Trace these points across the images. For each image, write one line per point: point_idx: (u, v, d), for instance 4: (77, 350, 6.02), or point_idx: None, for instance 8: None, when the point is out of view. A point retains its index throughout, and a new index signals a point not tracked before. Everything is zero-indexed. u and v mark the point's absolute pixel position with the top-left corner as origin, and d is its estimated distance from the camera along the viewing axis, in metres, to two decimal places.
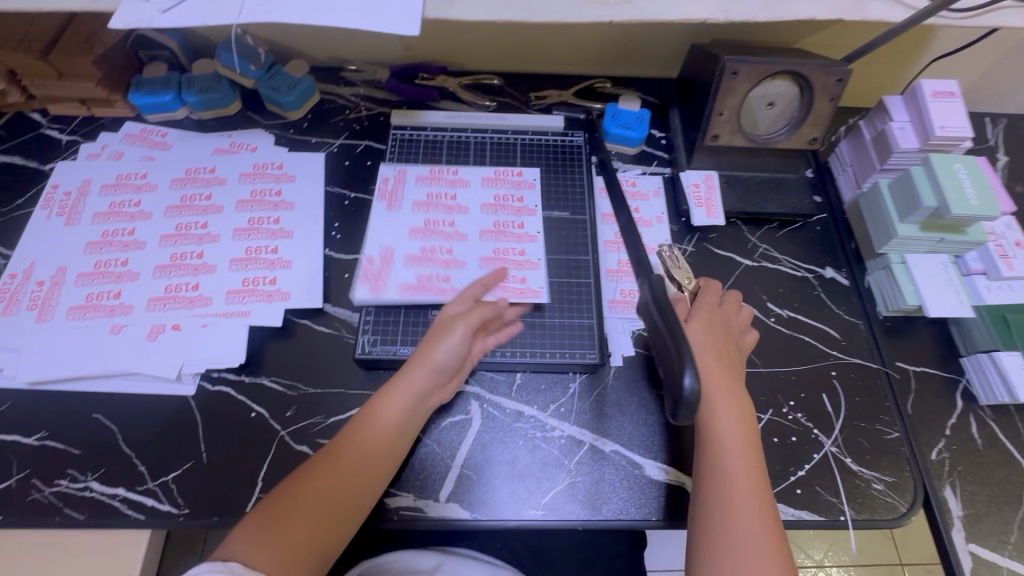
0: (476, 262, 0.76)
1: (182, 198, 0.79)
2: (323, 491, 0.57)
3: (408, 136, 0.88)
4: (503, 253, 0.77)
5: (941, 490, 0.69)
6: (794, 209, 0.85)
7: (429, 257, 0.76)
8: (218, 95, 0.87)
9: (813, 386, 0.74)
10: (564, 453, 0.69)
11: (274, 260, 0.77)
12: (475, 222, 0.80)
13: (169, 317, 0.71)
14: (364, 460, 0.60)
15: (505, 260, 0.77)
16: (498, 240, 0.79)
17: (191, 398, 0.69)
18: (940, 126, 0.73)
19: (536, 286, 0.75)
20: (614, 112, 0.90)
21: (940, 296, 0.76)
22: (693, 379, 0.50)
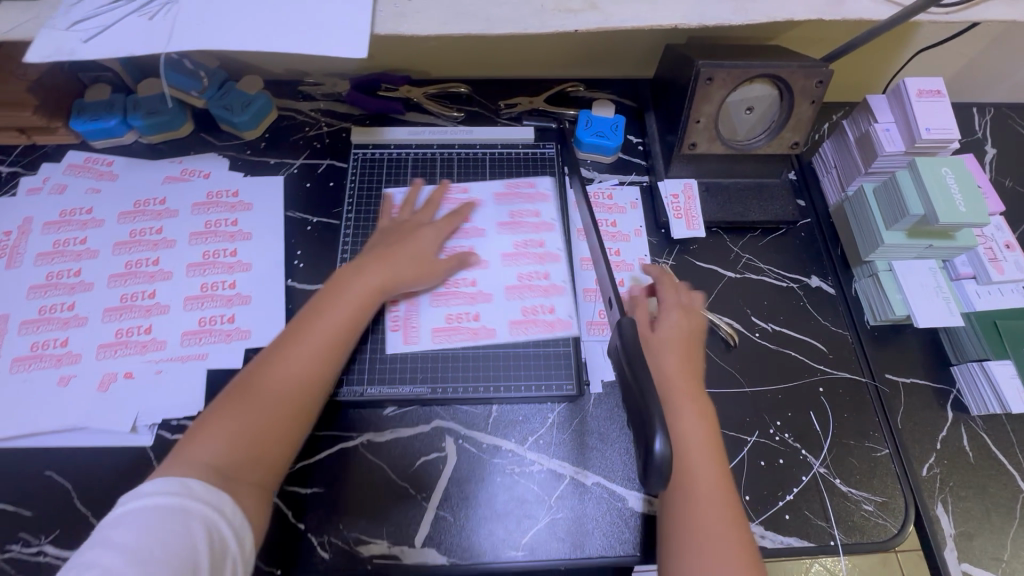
0: (502, 293, 0.74)
1: (131, 233, 0.75)
2: (279, 390, 0.57)
3: (371, 155, 0.84)
4: (528, 279, 0.75)
5: (933, 508, 0.67)
6: (778, 215, 0.82)
7: (455, 293, 0.73)
8: (166, 118, 0.82)
9: (801, 404, 0.72)
10: (544, 488, 0.66)
11: (232, 296, 0.72)
12: (494, 245, 0.77)
13: (122, 364, 0.67)
14: (315, 366, 0.59)
15: (531, 287, 0.74)
16: (520, 264, 0.76)
17: (149, 449, 0.65)
18: (927, 128, 0.70)
19: (566, 317, 0.73)
20: (587, 121, 0.85)
21: (930, 304, 0.72)
22: (664, 444, 0.45)
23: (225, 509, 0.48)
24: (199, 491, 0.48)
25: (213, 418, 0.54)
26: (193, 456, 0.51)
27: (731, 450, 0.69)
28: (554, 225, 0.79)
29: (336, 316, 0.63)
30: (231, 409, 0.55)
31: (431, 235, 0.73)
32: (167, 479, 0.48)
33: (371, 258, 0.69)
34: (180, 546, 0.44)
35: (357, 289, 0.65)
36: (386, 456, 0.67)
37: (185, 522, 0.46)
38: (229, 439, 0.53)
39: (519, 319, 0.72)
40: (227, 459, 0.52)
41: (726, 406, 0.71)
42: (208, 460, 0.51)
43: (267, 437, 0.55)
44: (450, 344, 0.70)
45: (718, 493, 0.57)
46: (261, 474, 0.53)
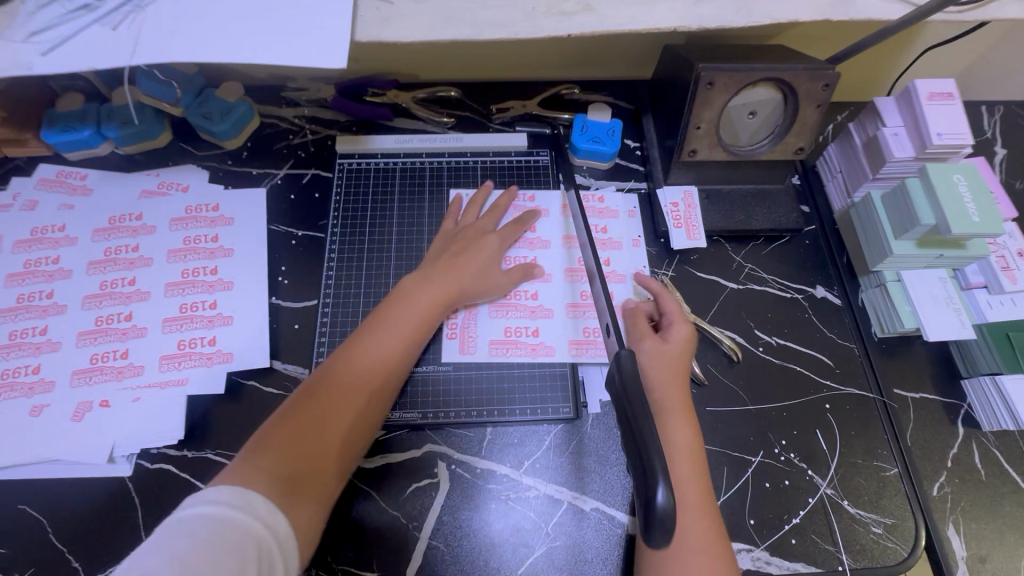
0: (563, 309, 0.73)
1: (106, 251, 0.71)
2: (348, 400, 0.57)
3: (356, 165, 0.81)
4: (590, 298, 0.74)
5: (944, 529, 0.64)
6: (781, 223, 0.79)
7: (514, 305, 0.73)
8: (142, 128, 0.78)
9: (806, 422, 0.69)
10: (541, 515, 0.63)
11: (212, 317, 0.69)
12: (558, 259, 0.77)
13: (97, 392, 0.64)
14: (382, 379, 0.60)
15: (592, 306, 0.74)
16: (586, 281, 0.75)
17: (129, 479, 0.63)
18: (938, 134, 0.67)
19: None
20: (582, 125, 0.82)
21: (940, 317, 0.70)
22: (666, 495, 0.40)
23: (283, 527, 0.48)
24: (260, 506, 0.48)
25: (287, 420, 0.55)
26: (268, 458, 0.51)
27: (734, 471, 0.66)
28: (621, 242, 0.78)
29: (405, 329, 0.63)
30: (305, 414, 0.55)
31: (496, 244, 0.73)
32: (225, 491, 0.47)
33: (436, 268, 0.69)
34: (226, 557, 0.43)
35: (424, 303, 0.66)
36: (376, 483, 0.64)
37: (234, 534, 0.45)
38: (301, 447, 0.53)
39: (580, 339, 0.72)
40: (298, 466, 0.52)
41: (729, 426, 0.69)
42: (278, 464, 0.51)
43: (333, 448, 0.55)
44: (507, 358, 0.70)
45: (704, 508, 0.56)
46: (324, 483, 0.54)
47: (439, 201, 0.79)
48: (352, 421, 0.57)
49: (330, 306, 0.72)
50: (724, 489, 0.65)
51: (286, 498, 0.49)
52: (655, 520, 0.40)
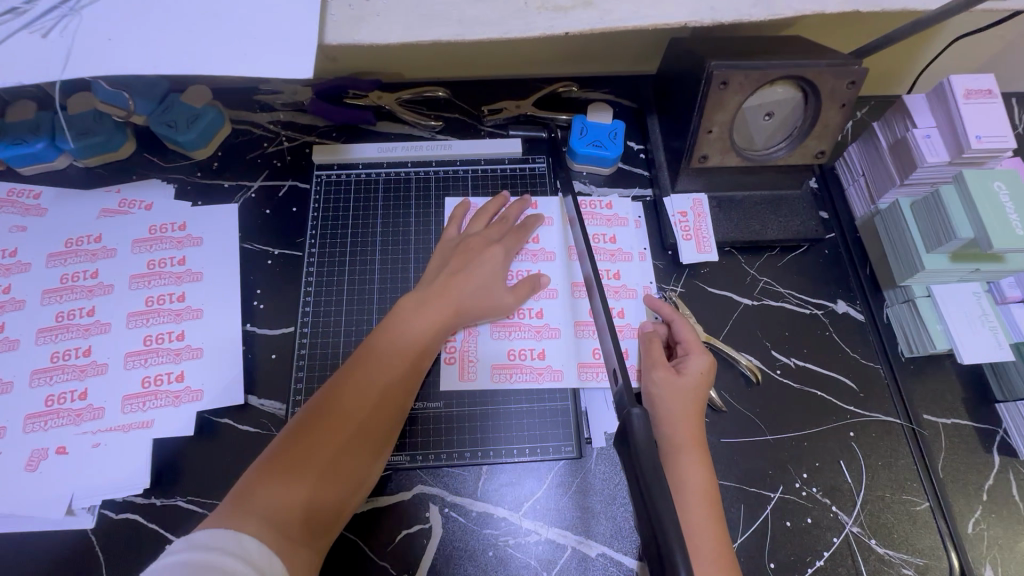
0: (570, 328, 0.67)
1: (63, 278, 0.66)
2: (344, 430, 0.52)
3: (336, 177, 0.74)
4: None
5: (980, 570, 0.59)
6: (799, 233, 0.72)
7: (518, 325, 0.67)
8: (102, 139, 0.71)
9: (829, 453, 0.64)
10: (542, 563, 0.58)
11: (180, 349, 0.64)
12: (565, 272, 0.70)
13: (53, 438, 0.59)
14: (380, 406, 0.55)
15: None
16: None
17: (91, 532, 0.57)
18: (976, 136, 0.61)
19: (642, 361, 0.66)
20: (582, 128, 0.75)
21: (975, 336, 0.64)
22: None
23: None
24: (257, 549, 0.43)
25: (277, 461, 0.49)
26: (256, 506, 0.46)
27: (753, 509, 0.61)
28: (632, 254, 0.72)
29: (403, 356, 0.58)
30: (296, 454, 0.50)
31: (501, 256, 0.66)
32: (221, 532, 0.43)
33: (435, 287, 0.62)
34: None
35: (422, 327, 0.60)
36: (364, 530, 0.59)
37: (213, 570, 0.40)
38: (294, 491, 0.48)
39: (591, 362, 0.66)
40: (290, 514, 0.47)
41: (745, 458, 0.63)
42: (268, 513, 0.46)
43: (328, 491, 0.50)
44: (510, 384, 0.65)
45: (721, 559, 0.50)
46: (321, 527, 0.49)
47: (427, 216, 0.73)
48: (349, 461, 0.52)
49: (308, 333, 0.66)
50: (741, 530, 0.60)
51: (280, 549, 0.45)
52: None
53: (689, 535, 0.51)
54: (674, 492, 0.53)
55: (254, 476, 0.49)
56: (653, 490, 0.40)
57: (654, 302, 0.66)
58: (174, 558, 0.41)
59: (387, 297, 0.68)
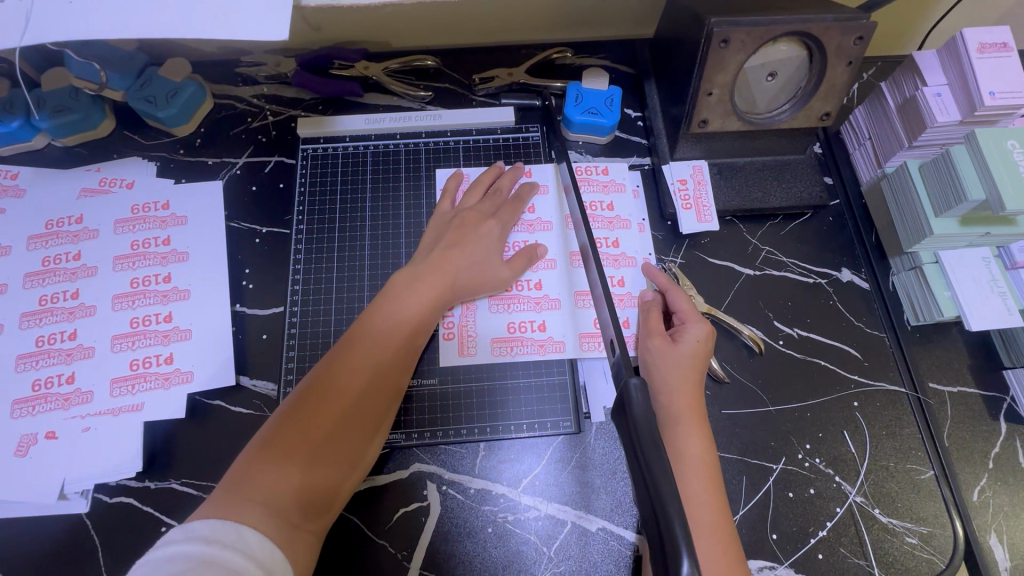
0: (570, 299, 0.66)
1: (44, 261, 0.64)
2: (338, 411, 0.51)
3: (322, 151, 0.72)
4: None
5: (985, 537, 0.59)
6: (802, 199, 0.70)
7: (517, 297, 0.65)
8: (78, 117, 0.68)
9: (833, 424, 0.63)
10: (543, 538, 0.57)
11: (168, 331, 0.62)
12: (563, 242, 0.68)
13: (42, 423, 0.58)
14: (377, 387, 0.54)
15: None
16: None
17: (86, 516, 0.56)
18: (989, 93, 0.59)
19: None
20: (577, 95, 0.72)
21: (983, 303, 0.62)
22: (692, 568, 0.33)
23: (281, 566, 0.43)
24: (258, 544, 0.43)
25: (271, 448, 0.48)
26: (253, 494, 0.46)
27: (755, 481, 0.60)
28: (631, 222, 0.70)
29: (398, 336, 0.56)
30: (292, 438, 0.49)
31: (497, 232, 0.64)
32: (220, 523, 0.43)
33: (429, 260, 0.61)
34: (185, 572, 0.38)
35: (417, 306, 0.58)
36: (362, 509, 0.58)
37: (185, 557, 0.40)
38: (290, 479, 0.47)
39: (592, 332, 0.64)
40: (288, 499, 0.47)
41: (746, 430, 0.62)
42: (266, 499, 0.46)
43: (326, 475, 0.49)
44: (511, 357, 0.63)
45: (719, 531, 0.50)
46: (317, 509, 0.49)
47: (418, 189, 0.70)
48: (347, 444, 0.51)
49: (298, 313, 0.65)
50: (743, 503, 0.59)
51: (281, 537, 0.44)
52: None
53: (688, 509, 0.50)
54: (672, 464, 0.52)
55: (248, 460, 0.48)
56: (652, 463, 0.38)
57: (653, 270, 0.64)
58: (172, 550, 0.40)
59: (378, 273, 0.67)
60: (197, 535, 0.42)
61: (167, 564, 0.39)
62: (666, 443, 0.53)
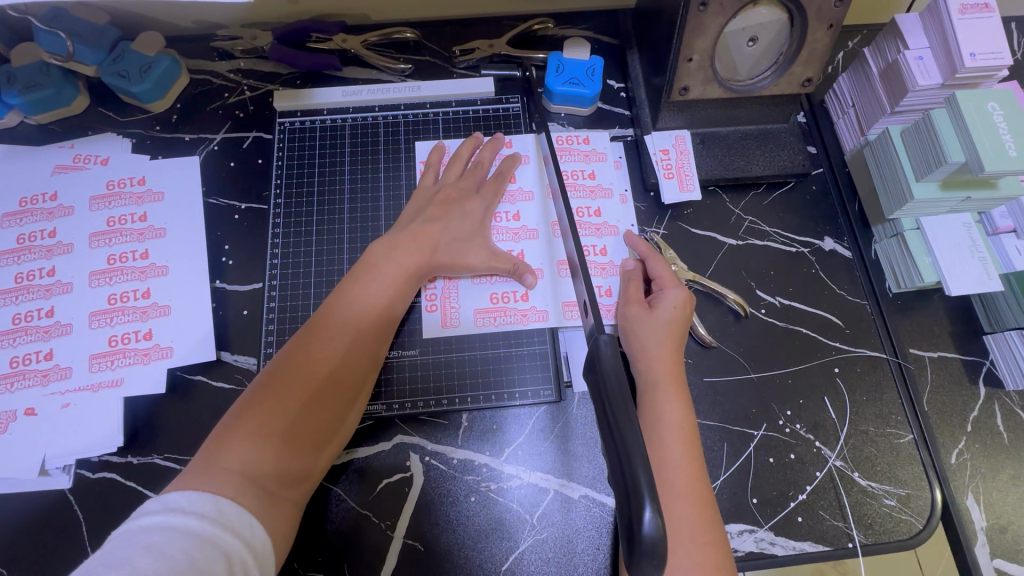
0: (553, 269, 0.65)
1: (19, 238, 0.63)
2: (313, 384, 0.51)
3: (300, 124, 0.71)
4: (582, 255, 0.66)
5: (963, 498, 0.60)
6: (785, 168, 0.69)
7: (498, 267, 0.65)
8: (50, 92, 0.67)
9: (814, 390, 0.63)
10: (527, 505, 0.58)
11: (146, 308, 0.62)
12: (546, 213, 0.68)
13: (21, 400, 0.58)
14: (352, 361, 0.54)
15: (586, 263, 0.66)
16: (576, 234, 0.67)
17: (69, 491, 0.56)
18: (970, 54, 0.59)
19: None
20: (558, 65, 0.71)
21: (964, 267, 0.62)
22: (654, 514, 0.35)
23: (258, 534, 0.44)
24: (235, 514, 0.43)
25: (246, 419, 0.48)
26: (229, 463, 0.46)
27: (736, 447, 0.60)
28: (612, 190, 0.69)
29: (375, 307, 0.56)
30: (270, 407, 0.49)
31: (482, 211, 0.64)
32: (199, 494, 0.43)
33: (409, 232, 0.60)
34: (162, 547, 0.39)
35: (394, 278, 0.58)
36: (347, 480, 0.58)
37: (162, 531, 0.40)
38: (267, 447, 0.47)
39: (573, 300, 0.64)
40: (265, 466, 0.47)
41: (727, 398, 0.62)
42: (243, 467, 0.46)
43: (302, 445, 0.50)
44: (495, 327, 0.63)
45: (696, 495, 0.49)
46: (295, 478, 0.49)
47: (397, 162, 0.70)
48: (324, 414, 0.51)
49: (277, 289, 0.64)
50: (724, 469, 0.60)
51: (258, 507, 0.45)
52: (641, 548, 0.35)
53: (666, 474, 0.50)
54: (651, 430, 0.52)
55: (225, 428, 0.48)
56: (618, 416, 0.39)
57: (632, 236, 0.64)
58: (150, 521, 0.40)
59: (358, 246, 0.66)
60: (174, 506, 0.42)
61: (144, 536, 0.39)
62: (646, 409, 0.54)
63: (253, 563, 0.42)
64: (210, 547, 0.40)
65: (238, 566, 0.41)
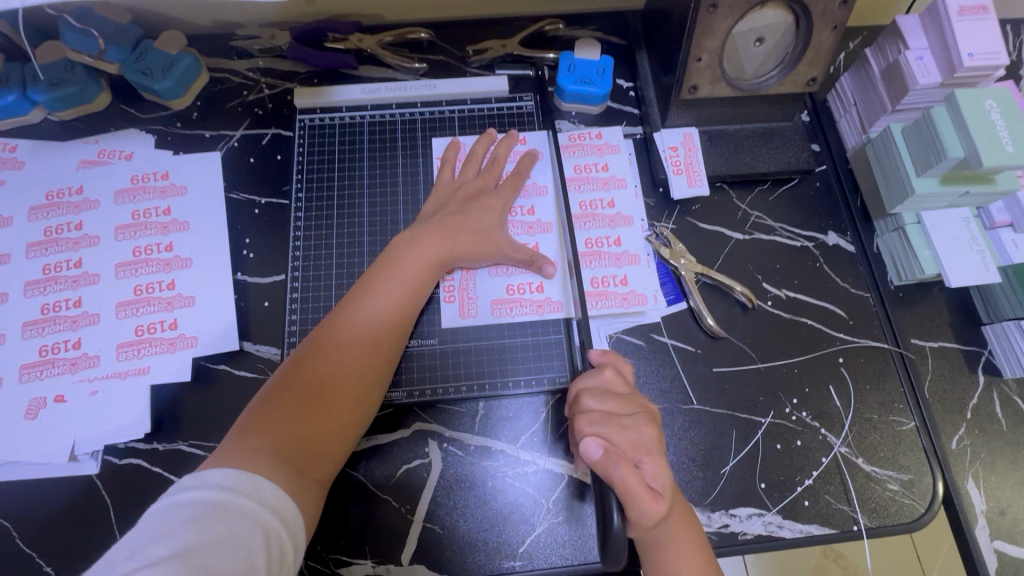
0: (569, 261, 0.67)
1: (46, 231, 0.65)
2: (337, 371, 0.53)
3: (319, 121, 0.73)
4: (597, 246, 0.69)
5: (963, 483, 0.62)
6: (790, 164, 0.71)
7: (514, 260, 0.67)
8: (75, 90, 0.69)
9: (819, 379, 0.65)
10: (541, 490, 0.60)
11: (171, 298, 0.63)
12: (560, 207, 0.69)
13: (50, 387, 0.59)
14: (377, 348, 0.56)
15: (601, 254, 0.68)
16: (589, 227, 0.69)
17: (97, 477, 0.58)
18: (968, 54, 0.61)
19: (640, 289, 0.67)
20: (570, 64, 0.73)
21: (963, 260, 0.64)
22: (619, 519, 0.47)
23: (292, 511, 0.46)
24: (270, 491, 0.45)
25: (274, 404, 0.50)
26: (259, 445, 0.48)
27: (744, 434, 0.62)
28: (624, 184, 0.71)
29: (396, 298, 0.58)
30: (297, 393, 0.51)
31: (500, 206, 0.66)
32: (234, 472, 0.44)
33: (431, 224, 0.62)
34: (203, 523, 0.40)
35: (414, 269, 0.60)
36: (368, 465, 0.60)
37: (201, 508, 0.41)
38: (295, 431, 0.49)
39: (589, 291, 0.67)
40: (293, 450, 0.49)
41: (735, 386, 0.64)
42: (273, 449, 0.48)
43: (329, 431, 0.51)
44: (511, 318, 0.65)
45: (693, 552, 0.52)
46: (323, 462, 0.51)
47: (415, 158, 0.72)
48: (349, 400, 0.53)
49: (299, 281, 0.66)
50: (732, 455, 0.62)
51: (291, 486, 0.47)
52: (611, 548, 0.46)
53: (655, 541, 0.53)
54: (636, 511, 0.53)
55: (254, 415, 0.50)
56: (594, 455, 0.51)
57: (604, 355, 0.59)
58: (190, 495, 0.42)
59: (377, 238, 0.68)
60: (211, 483, 0.43)
61: (184, 512, 0.41)
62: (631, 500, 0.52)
63: (288, 539, 0.44)
64: (249, 523, 0.42)
65: (275, 541, 0.43)
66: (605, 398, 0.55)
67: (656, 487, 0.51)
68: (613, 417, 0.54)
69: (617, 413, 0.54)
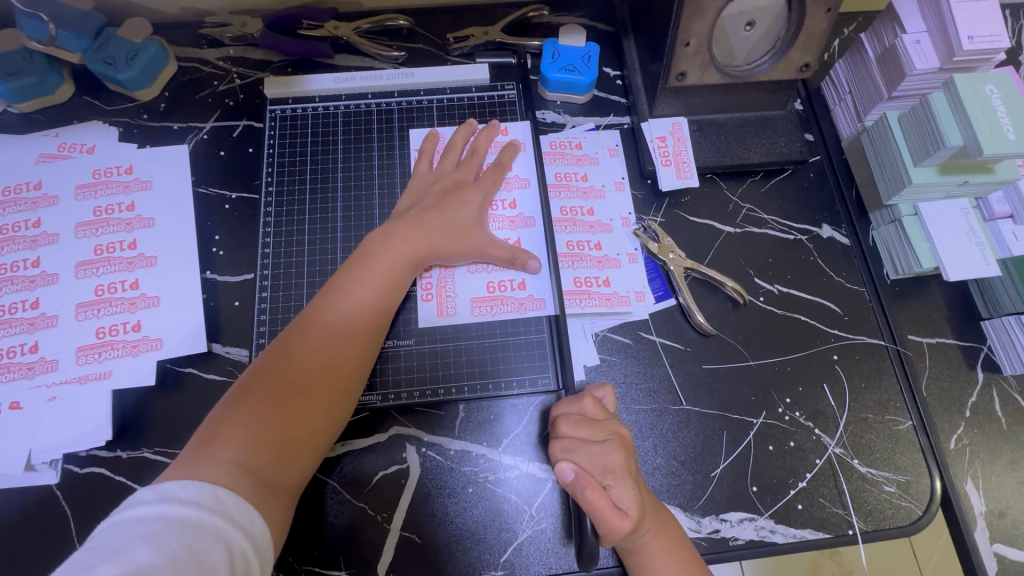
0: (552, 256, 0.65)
1: (2, 229, 0.62)
2: (305, 374, 0.50)
3: (291, 111, 0.70)
4: (578, 249, 0.66)
5: (962, 484, 0.60)
6: (783, 155, 0.69)
7: None
8: (34, 80, 0.65)
9: (813, 378, 0.62)
10: (524, 496, 0.57)
11: (135, 298, 0.60)
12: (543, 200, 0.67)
13: (6, 393, 0.56)
14: (347, 349, 0.53)
15: (582, 257, 0.65)
16: (574, 221, 0.67)
17: (56, 487, 0.55)
18: (967, 37, 0.59)
19: (622, 291, 0.64)
20: (554, 51, 0.70)
21: (962, 253, 0.62)
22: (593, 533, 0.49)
23: (257, 524, 0.43)
24: (234, 504, 0.42)
25: (238, 411, 0.48)
26: (220, 453, 0.45)
27: (736, 436, 0.60)
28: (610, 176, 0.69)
29: (369, 296, 0.55)
30: (262, 398, 0.48)
31: (479, 199, 0.63)
32: (195, 483, 0.42)
33: (407, 219, 0.60)
34: (160, 540, 0.38)
35: (389, 266, 0.57)
36: (343, 471, 0.57)
37: (158, 523, 0.39)
38: (259, 438, 0.47)
39: (573, 289, 0.64)
40: (258, 458, 0.46)
41: (726, 386, 0.62)
42: (236, 458, 0.45)
43: (298, 437, 0.49)
44: (492, 316, 0.62)
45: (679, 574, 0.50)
46: (291, 470, 0.48)
47: (392, 150, 0.69)
48: (319, 404, 0.50)
49: (270, 279, 0.63)
50: (723, 457, 0.59)
51: (256, 497, 0.44)
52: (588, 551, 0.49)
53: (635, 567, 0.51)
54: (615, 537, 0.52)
55: (216, 422, 0.47)
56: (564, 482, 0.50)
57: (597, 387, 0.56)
58: (146, 510, 0.39)
59: (352, 233, 0.65)
60: (169, 496, 0.40)
61: (140, 528, 0.38)
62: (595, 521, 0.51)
63: (254, 554, 0.42)
64: (211, 537, 0.39)
65: (239, 557, 0.40)
66: (578, 423, 0.53)
67: (623, 509, 0.49)
68: (585, 443, 0.52)
69: (589, 439, 0.52)
